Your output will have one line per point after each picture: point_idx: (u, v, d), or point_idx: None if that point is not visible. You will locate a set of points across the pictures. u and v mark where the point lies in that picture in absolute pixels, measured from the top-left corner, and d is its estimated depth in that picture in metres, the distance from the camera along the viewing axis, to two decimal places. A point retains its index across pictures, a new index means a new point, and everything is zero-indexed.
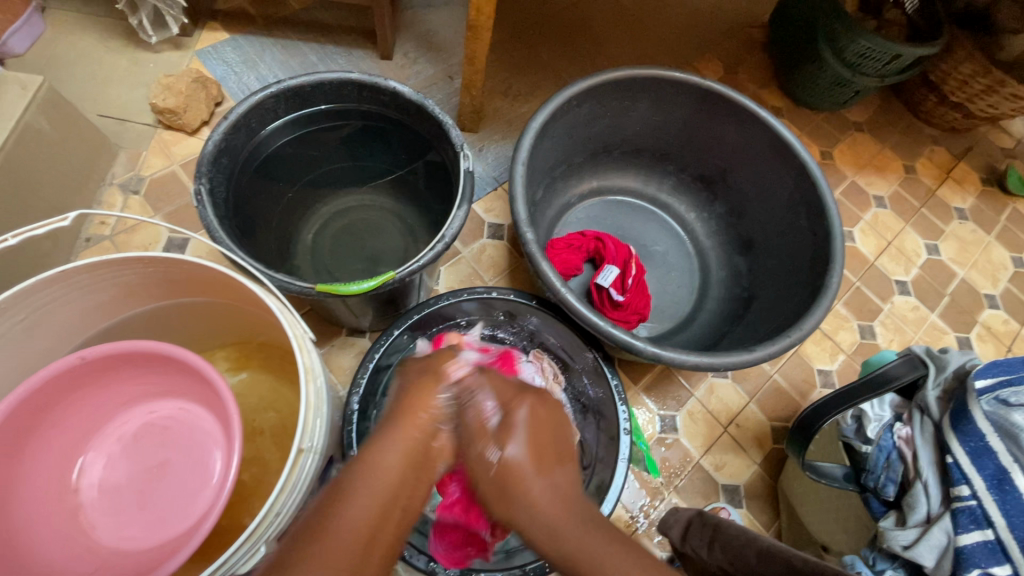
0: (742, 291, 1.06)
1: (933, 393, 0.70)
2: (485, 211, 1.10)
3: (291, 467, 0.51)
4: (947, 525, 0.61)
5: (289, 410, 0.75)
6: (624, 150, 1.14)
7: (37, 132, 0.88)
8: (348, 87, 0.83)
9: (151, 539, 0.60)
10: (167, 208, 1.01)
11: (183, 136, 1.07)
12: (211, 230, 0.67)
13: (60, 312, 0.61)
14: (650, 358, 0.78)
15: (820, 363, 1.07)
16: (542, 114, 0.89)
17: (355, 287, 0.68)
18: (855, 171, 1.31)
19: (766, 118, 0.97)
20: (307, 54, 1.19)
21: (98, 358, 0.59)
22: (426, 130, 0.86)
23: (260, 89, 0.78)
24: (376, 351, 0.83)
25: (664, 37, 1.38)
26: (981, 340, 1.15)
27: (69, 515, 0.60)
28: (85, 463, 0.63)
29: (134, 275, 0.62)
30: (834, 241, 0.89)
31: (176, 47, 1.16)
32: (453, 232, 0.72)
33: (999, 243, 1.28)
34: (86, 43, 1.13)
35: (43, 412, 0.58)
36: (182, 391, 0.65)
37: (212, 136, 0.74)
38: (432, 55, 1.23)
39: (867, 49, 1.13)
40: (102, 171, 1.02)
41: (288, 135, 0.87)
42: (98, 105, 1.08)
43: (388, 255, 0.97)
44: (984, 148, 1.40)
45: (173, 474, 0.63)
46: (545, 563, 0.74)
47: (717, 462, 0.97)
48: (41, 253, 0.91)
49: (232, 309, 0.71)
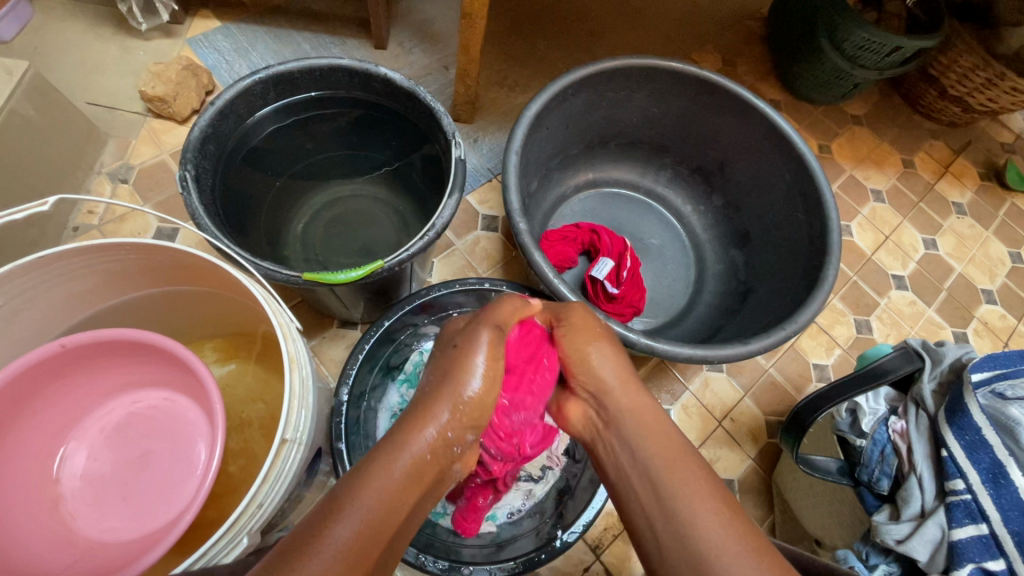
0: (738, 285, 1.05)
1: (928, 386, 0.69)
2: (479, 202, 1.09)
3: (274, 457, 0.50)
4: (941, 519, 0.61)
5: (278, 401, 0.74)
6: (621, 142, 1.12)
7: (23, 119, 0.87)
8: (339, 74, 0.81)
9: (134, 531, 0.59)
10: (156, 197, 0.99)
11: (174, 125, 1.06)
12: (196, 218, 0.65)
13: (41, 299, 0.60)
14: (643, 350, 0.77)
15: (816, 358, 1.07)
16: (536, 103, 0.88)
17: (343, 276, 0.67)
18: (854, 165, 1.30)
19: (763, 110, 0.95)
20: (300, 43, 1.18)
21: (79, 346, 0.58)
22: (418, 119, 0.84)
23: (248, 75, 0.77)
24: (367, 340, 0.82)
25: (662, 28, 1.36)
26: (977, 335, 1.15)
27: (49, 506, 0.59)
28: (66, 453, 0.62)
29: (117, 262, 0.61)
30: (830, 234, 0.88)
31: (166, 34, 1.14)
32: (443, 221, 0.71)
33: (997, 238, 1.27)
34: (76, 30, 1.12)
35: (23, 401, 0.57)
36: (167, 381, 0.64)
37: (199, 122, 0.72)
38: (427, 45, 1.22)
39: (866, 41, 1.12)
40: (91, 158, 1.00)
41: (277, 123, 0.86)
42: (87, 93, 1.07)
43: (380, 246, 0.96)
44: (983, 142, 1.39)
45: (156, 465, 0.62)
46: (535, 558, 0.73)
47: (711, 456, 0.96)
48: (28, 241, 0.90)
49: (218, 298, 0.70)
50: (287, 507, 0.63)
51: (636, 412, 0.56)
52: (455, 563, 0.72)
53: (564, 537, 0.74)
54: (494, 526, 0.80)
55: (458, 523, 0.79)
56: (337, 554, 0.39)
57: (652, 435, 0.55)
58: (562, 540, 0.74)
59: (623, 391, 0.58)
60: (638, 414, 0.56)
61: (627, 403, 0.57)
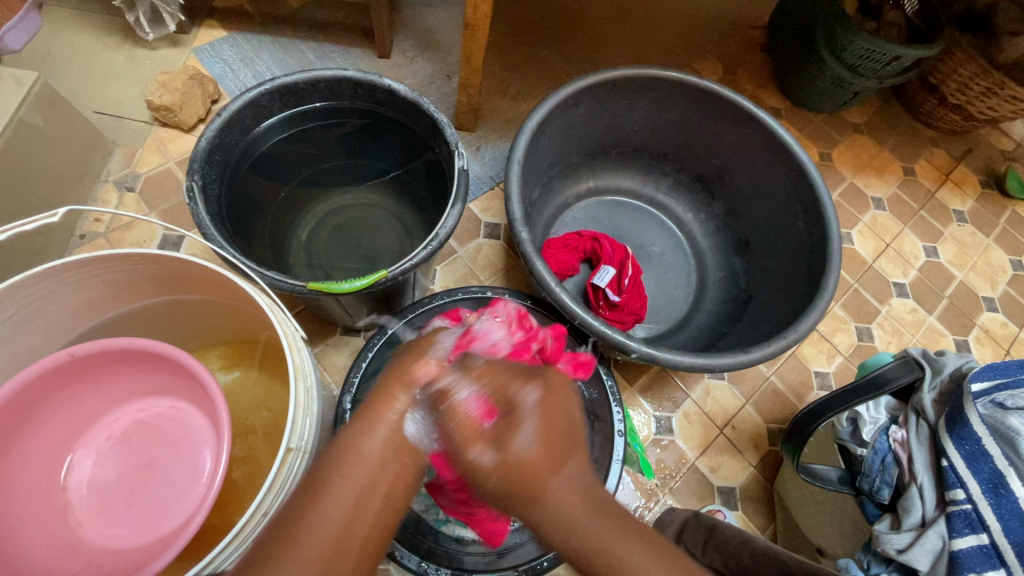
0: (739, 292, 1.05)
1: (929, 395, 0.69)
2: (481, 210, 1.10)
3: (279, 466, 0.51)
4: (942, 529, 0.61)
5: (282, 409, 0.75)
6: (622, 150, 1.13)
7: (32, 128, 0.88)
8: (343, 84, 0.82)
9: (139, 538, 0.59)
10: (162, 205, 1.00)
11: (180, 134, 1.07)
12: (203, 228, 0.66)
13: (49, 308, 0.61)
14: (644, 359, 0.77)
15: (817, 365, 1.07)
16: (538, 113, 0.89)
17: (347, 285, 0.68)
18: (854, 172, 1.31)
19: (763, 119, 0.96)
20: (304, 52, 1.19)
21: (87, 355, 0.59)
22: (422, 129, 0.85)
23: (255, 86, 0.78)
24: (371, 348, 0.83)
25: (663, 37, 1.37)
26: (979, 343, 1.15)
27: (56, 514, 0.60)
28: (73, 461, 0.63)
29: (125, 272, 0.62)
30: (830, 243, 0.88)
31: (173, 44, 1.15)
32: (446, 230, 0.72)
33: (998, 246, 1.27)
34: (83, 40, 1.13)
35: (32, 409, 0.58)
36: (173, 389, 0.65)
37: (205, 133, 0.73)
38: (430, 54, 1.23)
39: (866, 50, 1.13)
40: (98, 167, 1.01)
41: (282, 133, 0.87)
42: (94, 102, 1.08)
43: (383, 254, 0.97)
44: (983, 150, 1.40)
45: (162, 473, 0.63)
46: (538, 565, 0.74)
47: (712, 464, 0.96)
48: (35, 250, 0.90)
49: (224, 307, 0.70)
50: (292, 515, 0.64)
51: (563, 490, 0.44)
52: (458, 571, 0.74)
53: None
54: (495, 534, 0.80)
55: (459, 531, 0.79)
56: (342, 563, 0.39)
57: (584, 507, 0.44)
58: None
59: (544, 473, 0.44)
60: (564, 492, 0.44)
61: (555, 485, 0.44)
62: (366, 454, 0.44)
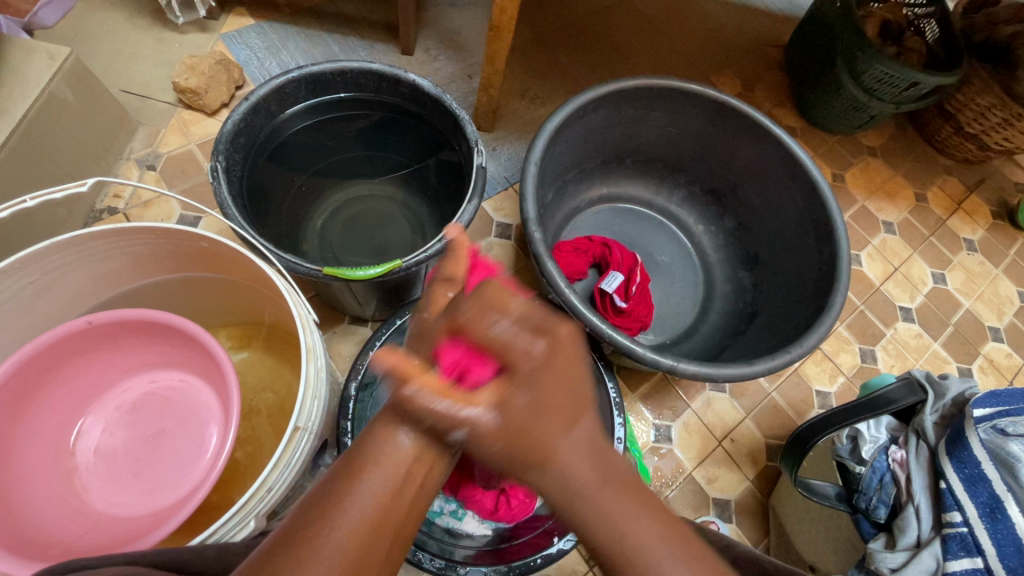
0: (745, 307, 1.06)
1: (930, 418, 0.70)
2: (494, 210, 1.11)
3: (285, 444, 0.52)
4: (936, 551, 0.61)
5: (287, 392, 0.76)
6: (636, 159, 1.14)
7: (61, 103, 0.90)
8: (368, 77, 0.84)
9: (143, 508, 0.60)
10: (182, 184, 1.02)
11: (202, 117, 1.09)
12: (224, 207, 0.67)
13: (72, 275, 0.62)
14: (650, 365, 0.77)
15: (819, 384, 1.07)
16: (557, 117, 0.90)
17: (362, 273, 0.69)
18: (866, 195, 1.31)
19: (780, 135, 0.97)
20: (329, 44, 1.20)
21: (104, 324, 0.60)
22: (442, 125, 0.86)
23: (282, 73, 0.79)
24: (386, 330, 0.84)
25: (684, 49, 1.38)
26: (983, 372, 1.15)
27: (64, 477, 0.61)
28: (83, 427, 0.64)
29: (146, 245, 0.63)
30: (841, 262, 0.89)
31: (202, 29, 1.17)
32: (462, 225, 0.73)
33: (1006, 277, 1.28)
34: (114, 19, 1.15)
35: (47, 373, 0.59)
36: (183, 363, 0.66)
37: (232, 116, 0.75)
38: (452, 53, 1.24)
39: (885, 74, 1.14)
40: (121, 145, 1.03)
41: (305, 121, 0.88)
42: (122, 81, 1.10)
43: (396, 247, 0.98)
44: (997, 181, 1.40)
45: (168, 444, 0.64)
46: (530, 562, 0.75)
47: (709, 475, 0.96)
48: (56, 221, 0.92)
49: (237, 286, 0.72)
50: (290, 496, 0.64)
51: (574, 450, 0.44)
52: (452, 562, 0.75)
53: (560, 544, 0.76)
54: (489, 529, 0.80)
55: (453, 523, 0.80)
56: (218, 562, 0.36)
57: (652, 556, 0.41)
58: (557, 546, 0.76)
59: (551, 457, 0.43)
60: (577, 453, 0.44)
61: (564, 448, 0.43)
62: (364, 454, 0.44)
